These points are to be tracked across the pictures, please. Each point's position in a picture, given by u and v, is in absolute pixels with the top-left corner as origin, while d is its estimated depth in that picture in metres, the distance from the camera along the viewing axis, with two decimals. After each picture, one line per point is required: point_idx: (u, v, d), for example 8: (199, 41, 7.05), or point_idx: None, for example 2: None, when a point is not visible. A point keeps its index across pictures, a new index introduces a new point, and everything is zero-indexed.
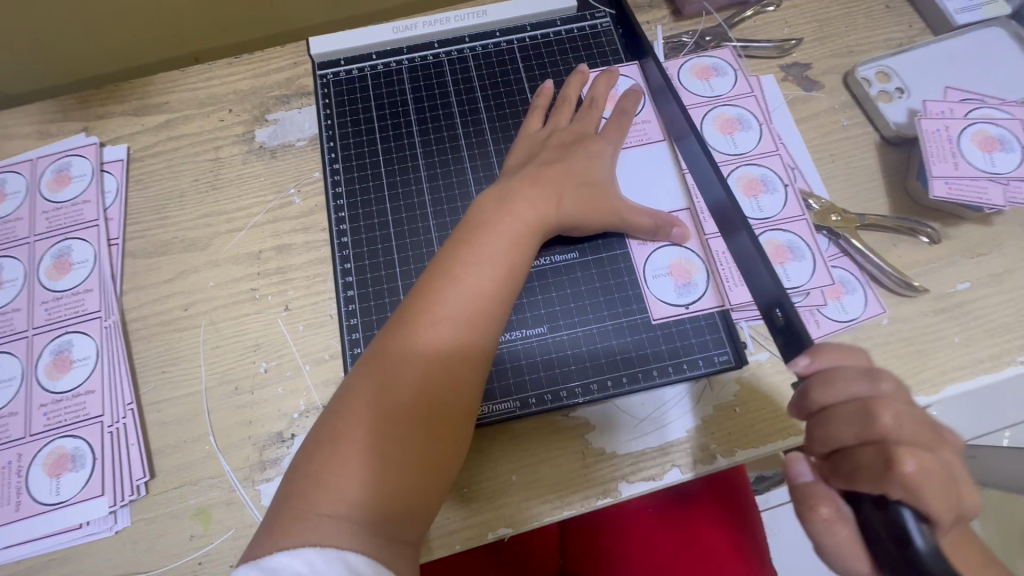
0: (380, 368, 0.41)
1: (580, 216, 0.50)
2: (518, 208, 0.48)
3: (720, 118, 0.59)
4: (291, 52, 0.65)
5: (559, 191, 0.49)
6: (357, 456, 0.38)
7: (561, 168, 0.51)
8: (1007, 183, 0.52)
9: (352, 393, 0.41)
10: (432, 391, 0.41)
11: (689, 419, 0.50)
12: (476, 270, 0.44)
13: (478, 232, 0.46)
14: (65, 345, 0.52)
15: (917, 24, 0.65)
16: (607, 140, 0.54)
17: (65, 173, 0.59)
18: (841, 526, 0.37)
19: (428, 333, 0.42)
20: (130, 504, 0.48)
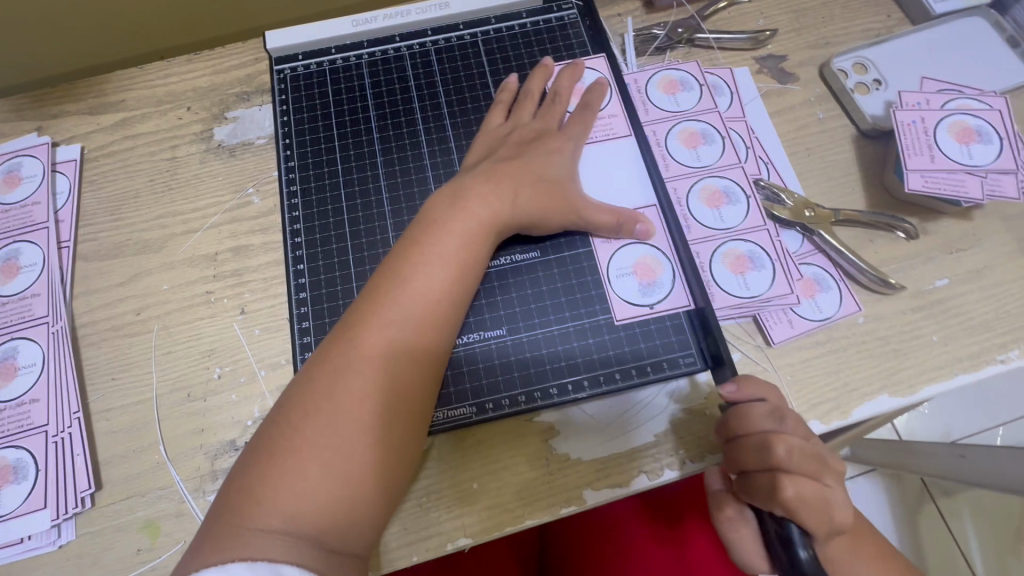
0: (323, 373, 0.39)
1: (539, 212, 0.49)
2: (472, 207, 0.47)
3: (684, 131, 0.55)
4: (252, 48, 0.63)
5: (515, 188, 0.48)
6: (297, 467, 0.36)
7: (518, 162, 0.50)
8: (985, 175, 0.50)
9: (295, 401, 0.39)
10: (380, 397, 0.39)
11: (657, 423, 0.48)
12: (426, 271, 0.43)
13: (429, 230, 0.45)
14: (10, 352, 0.50)
15: (895, 14, 0.63)
16: (568, 135, 0.53)
17: (15, 174, 0.57)
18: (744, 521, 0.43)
19: (376, 338, 0.41)
20: (74, 517, 0.46)
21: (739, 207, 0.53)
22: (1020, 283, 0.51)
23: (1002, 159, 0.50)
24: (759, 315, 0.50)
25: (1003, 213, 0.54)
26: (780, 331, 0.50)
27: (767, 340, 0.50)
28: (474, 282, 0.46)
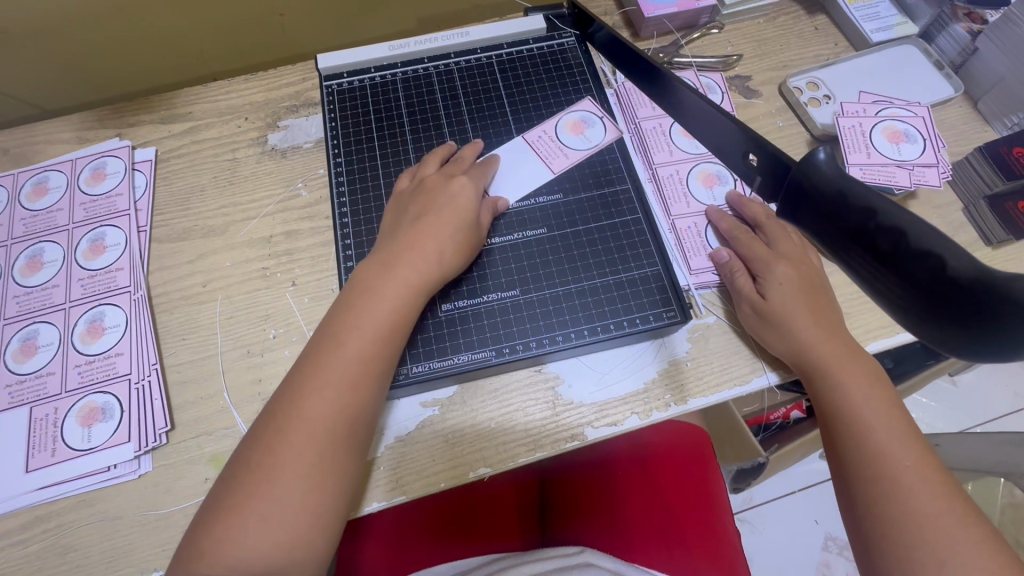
0: (273, 430, 0.45)
1: (454, 263, 0.55)
2: (401, 273, 0.51)
3: (569, 123, 0.67)
4: (301, 70, 0.75)
5: (433, 254, 0.53)
6: (246, 523, 0.42)
7: (429, 220, 0.54)
8: (912, 168, 0.61)
9: (249, 455, 0.45)
10: (318, 452, 0.45)
11: (647, 373, 0.57)
12: (353, 343, 0.48)
13: (363, 301, 0.50)
14: (98, 316, 0.59)
15: (841, 43, 0.76)
16: (470, 180, 0.58)
17: (101, 171, 0.67)
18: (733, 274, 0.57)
19: (315, 400, 0.46)
20: (152, 451, 0.54)
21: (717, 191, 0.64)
22: None
23: (925, 155, 0.61)
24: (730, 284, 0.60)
25: (935, 202, 0.64)
26: None
27: None
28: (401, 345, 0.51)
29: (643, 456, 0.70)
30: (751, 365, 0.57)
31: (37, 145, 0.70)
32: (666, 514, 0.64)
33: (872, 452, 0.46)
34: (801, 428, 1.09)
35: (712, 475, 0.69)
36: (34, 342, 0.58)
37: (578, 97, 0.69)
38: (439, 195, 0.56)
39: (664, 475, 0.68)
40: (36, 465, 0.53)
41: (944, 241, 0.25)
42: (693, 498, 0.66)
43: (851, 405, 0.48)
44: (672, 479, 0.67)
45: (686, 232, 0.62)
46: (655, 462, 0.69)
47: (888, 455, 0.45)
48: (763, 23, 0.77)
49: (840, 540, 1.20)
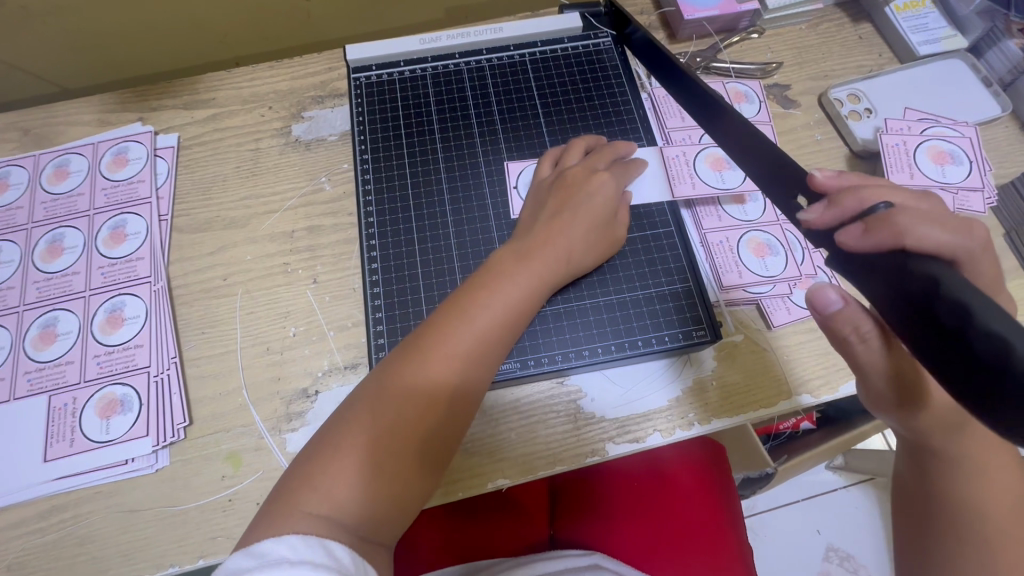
0: (406, 369, 0.45)
1: (589, 254, 0.54)
2: (561, 245, 0.52)
3: (711, 156, 0.62)
4: (327, 58, 0.73)
5: (570, 248, 0.53)
6: (353, 461, 0.41)
7: (567, 217, 0.53)
8: (956, 192, 0.59)
9: (356, 403, 0.45)
10: (426, 422, 0.44)
11: (672, 390, 0.56)
12: (488, 307, 0.48)
13: (503, 263, 0.50)
14: (118, 305, 0.58)
15: (885, 54, 0.73)
16: (612, 178, 0.57)
17: (123, 156, 0.66)
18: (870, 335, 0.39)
19: (457, 342, 0.46)
20: (170, 445, 0.54)
21: (747, 206, 0.62)
22: None
23: (971, 178, 0.60)
24: (761, 303, 0.58)
25: None
26: (780, 315, 0.58)
27: (768, 323, 0.58)
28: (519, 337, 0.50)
29: (660, 465, 0.68)
30: (778, 387, 0.56)
31: (59, 126, 0.69)
32: (682, 520, 0.64)
33: (986, 540, 0.41)
34: (811, 440, 1.08)
35: (722, 477, 0.69)
36: (53, 329, 0.57)
37: (613, 100, 0.67)
38: (581, 190, 0.55)
39: (678, 481, 0.67)
40: (54, 454, 0.53)
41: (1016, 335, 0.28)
42: (707, 502, 0.65)
43: (982, 495, 0.42)
44: (688, 492, 0.66)
45: (718, 246, 0.60)
46: (671, 472, 0.67)
47: (1007, 547, 0.41)
48: (804, 30, 0.74)
49: (842, 552, 1.20)
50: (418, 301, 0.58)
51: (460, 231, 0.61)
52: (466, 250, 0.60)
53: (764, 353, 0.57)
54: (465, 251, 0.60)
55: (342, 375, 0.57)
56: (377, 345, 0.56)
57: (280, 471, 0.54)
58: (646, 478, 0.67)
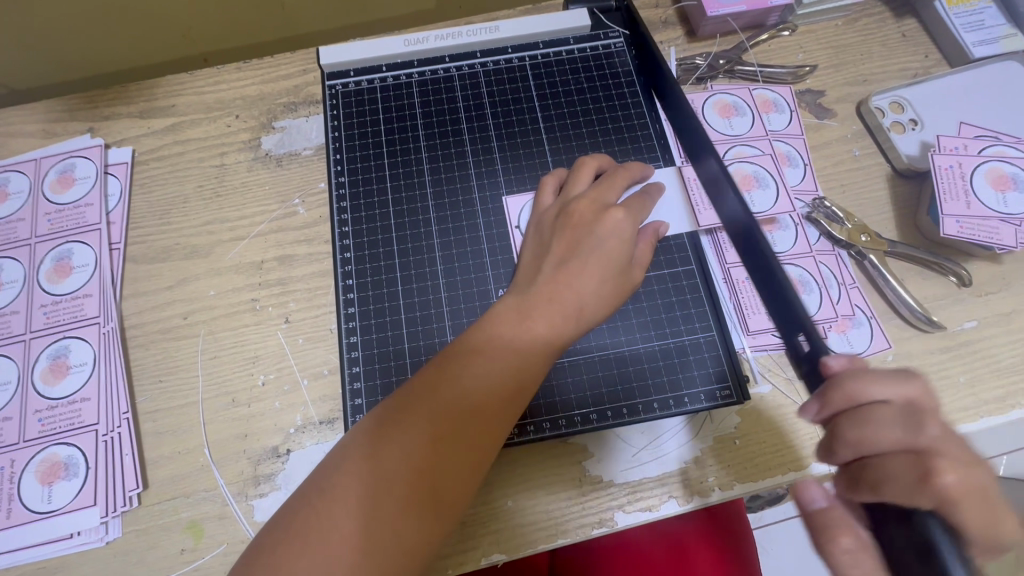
0: (386, 445, 0.38)
1: (603, 309, 0.44)
2: (571, 295, 0.43)
3: (737, 174, 0.58)
4: (301, 59, 0.64)
5: (580, 301, 0.43)
6: (315, 559, 0.34)
7: (576, 264, 0.44)
8: (1019, 224, 0.51)
9: (323, 481, 0.37)
10: (409, 513, 0.36)
11: (690, 450, 0.49)
12: (482, 372, 0.41)
13: (503, 320, 0.43)
14: (62, 351, 0.52)
15: (932, 55, 0.64)
16: (629, 214, 0.47)
17: (68, 174, 0.58)
18: (863, 562, 0.31)
19: (445, 414, 0.39)
20: (122, 515, 0.48)
21: (775, 236, 0.56)
22: None
23: None
24: None
25: None
26: None
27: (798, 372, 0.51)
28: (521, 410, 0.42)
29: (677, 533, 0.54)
30: (810, 447, 0.49)
31: None
32: None
33: None
34: None
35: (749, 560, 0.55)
36: None
37: (624, 112, 0.59)
38: (589, 229, 0.46)
39: (697, 567, 0.53)
40: None
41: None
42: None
43: None
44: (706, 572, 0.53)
45: (743, 283, 0.53)
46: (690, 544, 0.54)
47: None
48: (842, 26, 0.66)
49: None
50: (401, 351, 0.51)
51: (449, 268, 0.54)
52: (456, 290, 0.53)
53: (793, 407, 0.50)
54: (455, 291, 0.53)
55: (316, 432, 0.50)
56: (354, 404, 0.50)
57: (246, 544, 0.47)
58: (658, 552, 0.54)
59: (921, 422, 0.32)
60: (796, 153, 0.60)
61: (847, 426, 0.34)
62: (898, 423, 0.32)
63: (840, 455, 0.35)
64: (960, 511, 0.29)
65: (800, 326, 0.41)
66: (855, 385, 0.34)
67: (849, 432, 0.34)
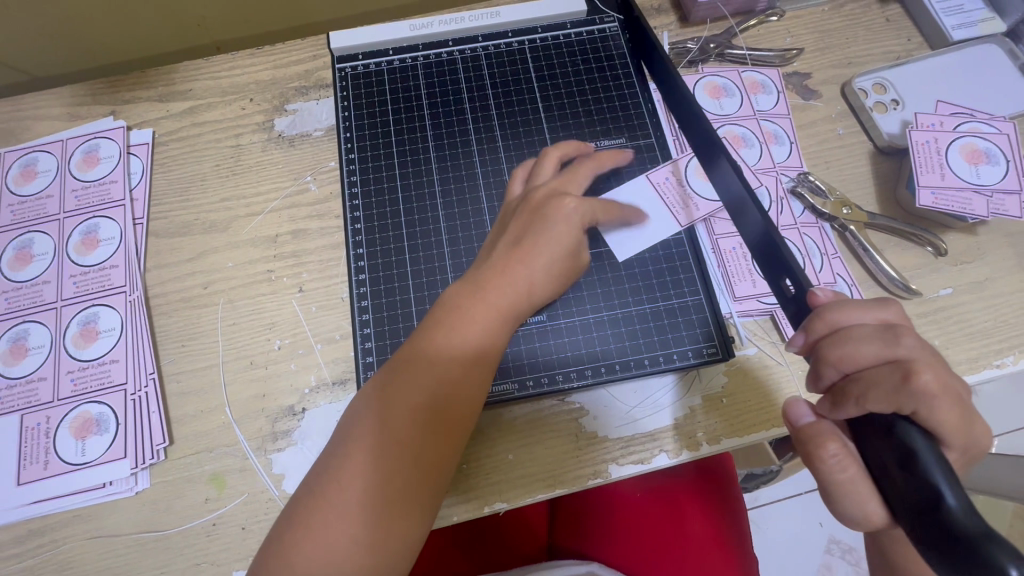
0: (363, 424, 0.42)
1: (551, 287, 0.49)
2: (515, 273, 0.47)
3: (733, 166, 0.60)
4: (311, 45, 0.67)
5: (527, 280, 0.47)
6: (318, 530, 0.38)
7: (526, 246, 0.47)
8: (990, 195, 0.54)
9: (316, 471, 0.41)
10: (397, 482, 0.40)
11: (678, 408, 0.52)
12: (441, 348, 0.44)
13: (460, 298, 0.46)
14: (91, 317, 0.55)
15: (915, 38, 0.67)
16: (583, 204, 0.50)
17: (93, 154, 0.62)
18: (848, 466, 0.35)
19: (410, 390, 0.42)
20: (150, 467, 0.51)
21: None
22: (1020, 294, 0.56)
23: (1007, 180, 0.55)
24: (774, 313, 0.54)
25: (1007, 229, 0.58)
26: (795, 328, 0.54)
27: (782, 336, 0.54)
28: (484, 379, 0.45)
29: (665, 482, 0.60)
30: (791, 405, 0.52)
31: (25, 121, 0.64)
32: (681, 545, 0.57)
33: None
34: None
35: (732, 508, 0.60)
36: (24, 343, 0.54)
37: (619, 92, 0.62)
38: (540, 216, 0.49)
39: (687, 522, 0.58)
40: (28, 477, 0.50)
41: (946, 483, 0.30)
42: (716, 556, 0.56)
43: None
44: (694, 513, 0.58)
45: (730, 252, 0.57)
46: (678, 491, 0.59)
47: None
48: (828, 11, 0.69)
49: (845, 543, 1.06)
50: (409, 315, 0.54)
51: (453, 239, 0.57)
52: (459, 258, 0.56)
53: (774, 367, 0.53)
54: (459, 259, 0.56)
55: (330, 392, 0.54)
56: (365, 363, 0.53)
57: (266, 494, 0.51)
58: (647, 498, 0.59)
59: (897, 335, 0.35)
60: (783, 132, 0.63)
61: (830, 346, 0.36)
62: (874, 341, 0.35)
63: (823, 378, 0.37)
64: (934, 406, 0.33)
65: (786, 271, 0.43)
66: (833, 314, 0.37)
67: (830, 352, 0.36)
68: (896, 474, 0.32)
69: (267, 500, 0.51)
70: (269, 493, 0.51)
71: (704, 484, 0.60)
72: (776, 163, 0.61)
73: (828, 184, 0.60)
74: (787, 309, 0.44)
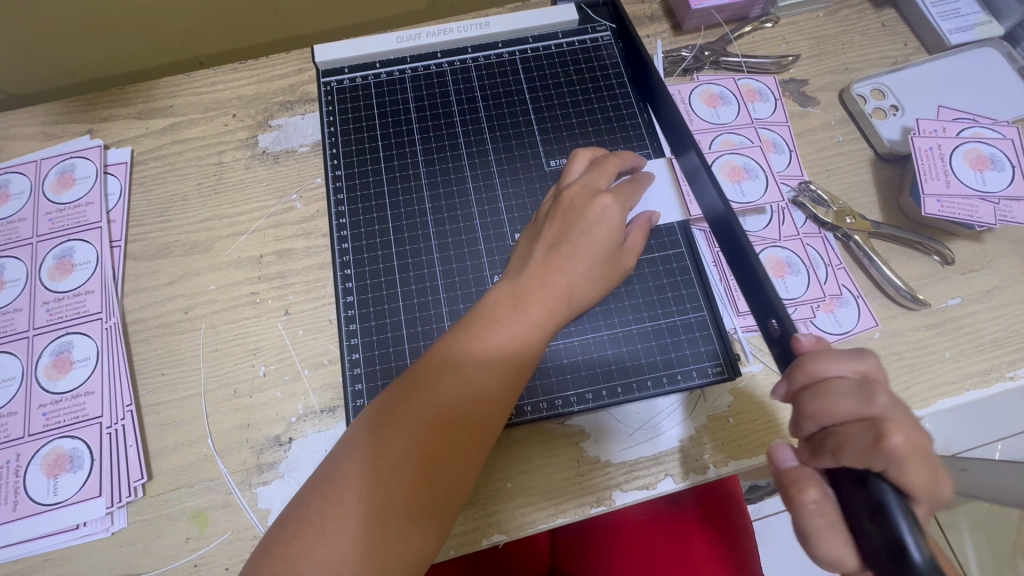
0: (392, 428, 0.40)
1: (593, 290, 0.48)
2: (558, 281, 0.47)
3: (726, 165, 0.59)
4: (296, 59, 0.65)
5: (570, 285, 0.47)
6: (329, 541, 0.36)
7: (566, 250, 0.48)
8: (997, 202, 0.53)
9: (332, 472, 0.39)
10: (421, 492, 0.39)
11: (683, 429, 0.50)
12: (482, 356, 0.43)
13: (504, 305, 0.45)
14: (65, 346, 0.53)
15: (911, 43, 0.66)
16: (618, 199, 0.50)
17: (68, 175, 0.59)
18: (827, 513, 0.34)
19: (448, 396, 0.41)
20: (127, 505, 0.48)
21: (762, 223, 0.57)
22: None
23: (1013, 186, 0.53)
24: None
25: (1013, 236, 0.57)
26: None
27: None
28: (522, 389, 0.45)
29: (669, 502, 0.58)
30: None
31: None
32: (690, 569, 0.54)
33: None
34: None
35: (739, 526, 0.58)
36: None
37: (613, 103, 0.61)
38: (578, 217, 0.49)
39: (694, 545, 0.56)
40: None
41: (914, 541, 0.29)
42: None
43: None
44: (700, 534, 0.56)
45: None
46: (682, 512, 0.57)
47: None
48: (823, 17, 0.68)
49: None
50: (400, 338, 0.52)
51: (445, 257, 0.55)
52: (452, 277, 0.54)
53: None
54: (451, 279, 0.54)
55: (318, 420, 0.51)
56: (354, 390, 0.51)
57: (251, 531, 0.48)
58: (652, 521, 0.57)
59: (874, 392, 0.33)
60: (782, 140, 0.61)
61: (809, 397, 0.35)
62: (851, 396, 0.33)
63: (804, 427, 0.36)
64: (908, 468, 0.31)
65: (771, 311, 0.42)
66: (813, 364, 0.35)
67: (809, 403, 0.35)
68: (870, 528, 0.31)
69: (252, 537, 0.48)
70: (254, 530, 0.48)
71: (708, 503, 0.58)
72: (776, 172, 0.60)
73: (830, 194, 0.58)
74: (774, 348, 0.43)
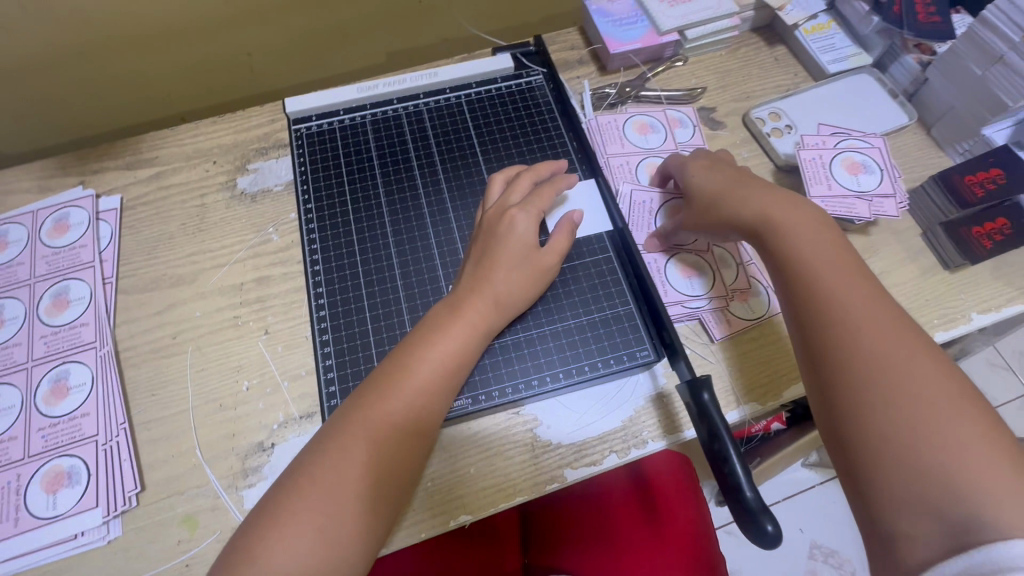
0: (349, 425, 0.46)
1: (518, 292, 0.56)
2: (482, 288, 0.54)
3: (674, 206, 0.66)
4: (269, 110, 0.74)
5: (494, 290, 0.54)
6: (299, 522, 0.42)
7: (487, 262, 0.55)
8: (871, 199, 0.63)
9: (301, 466, 0.45)
10: (374, 474, 0.45)
11: (624, 411, 0.57)
12: (426, 356, 0.50)
13: (447, 314, 0.53)
14: (62, 374, 0.58)
15: (800, 73, 0.78)
16: (526, 211, 0.58)
17: (63, 222, 0.66)
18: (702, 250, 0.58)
19: (395, 392, 0.48)
20: (122, 514, 0.53)
21: None
22: (911, 283, 0.64)
23: (883, 185, 0.63)
24: (699, 317, 0.61)
25: (895, 228, 0.67)
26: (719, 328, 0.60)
27: (710, 337, 0.60)
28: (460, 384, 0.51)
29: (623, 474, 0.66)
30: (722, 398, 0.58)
31: None
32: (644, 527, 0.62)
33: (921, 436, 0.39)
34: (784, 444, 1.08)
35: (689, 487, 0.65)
36: None
37: (547, 135, 0.71)
38: (494, 234, 0.57)
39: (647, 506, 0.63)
40: None
41: (747, 484, 0.44)
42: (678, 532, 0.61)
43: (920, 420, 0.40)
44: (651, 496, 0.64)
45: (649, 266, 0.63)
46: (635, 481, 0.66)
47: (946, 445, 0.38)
48: (725, 55, 0.79)
49: (825, 547, 1.09)
50: (368, 345, 0.59)
51: (406, 273, 0.62)
52: (412, 289, 0.61)
53: (707, 366, 0.59)
54: (411, 292, 0.61)
55: (298, 425, 0.57)
56: (328, 393, 0.57)
57: None
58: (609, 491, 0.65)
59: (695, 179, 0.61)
60: None
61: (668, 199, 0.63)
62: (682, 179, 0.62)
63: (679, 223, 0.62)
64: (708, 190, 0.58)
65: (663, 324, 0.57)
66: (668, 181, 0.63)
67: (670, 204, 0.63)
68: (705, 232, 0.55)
69: None
70: None
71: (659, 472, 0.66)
72: None
73: None
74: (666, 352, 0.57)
